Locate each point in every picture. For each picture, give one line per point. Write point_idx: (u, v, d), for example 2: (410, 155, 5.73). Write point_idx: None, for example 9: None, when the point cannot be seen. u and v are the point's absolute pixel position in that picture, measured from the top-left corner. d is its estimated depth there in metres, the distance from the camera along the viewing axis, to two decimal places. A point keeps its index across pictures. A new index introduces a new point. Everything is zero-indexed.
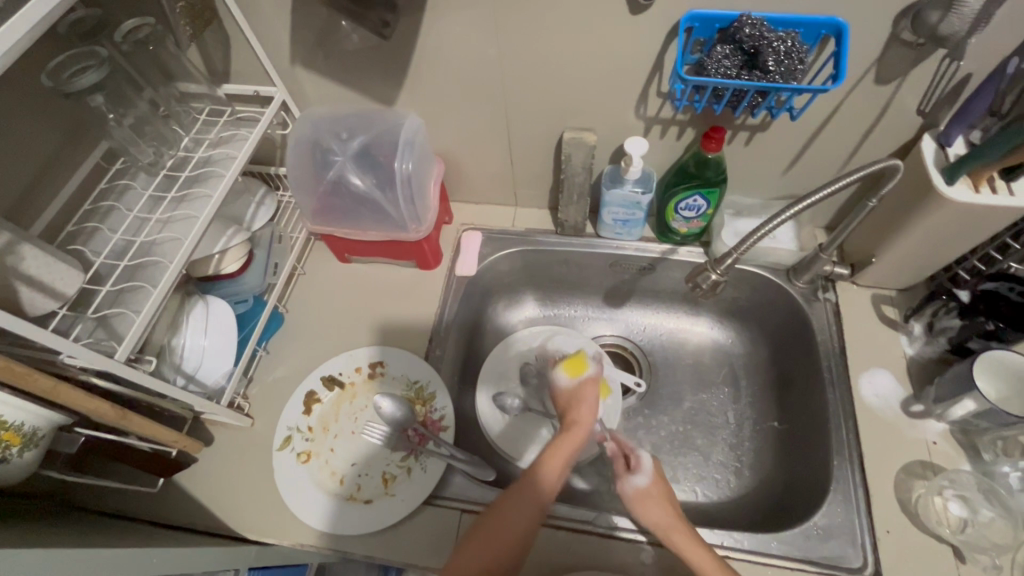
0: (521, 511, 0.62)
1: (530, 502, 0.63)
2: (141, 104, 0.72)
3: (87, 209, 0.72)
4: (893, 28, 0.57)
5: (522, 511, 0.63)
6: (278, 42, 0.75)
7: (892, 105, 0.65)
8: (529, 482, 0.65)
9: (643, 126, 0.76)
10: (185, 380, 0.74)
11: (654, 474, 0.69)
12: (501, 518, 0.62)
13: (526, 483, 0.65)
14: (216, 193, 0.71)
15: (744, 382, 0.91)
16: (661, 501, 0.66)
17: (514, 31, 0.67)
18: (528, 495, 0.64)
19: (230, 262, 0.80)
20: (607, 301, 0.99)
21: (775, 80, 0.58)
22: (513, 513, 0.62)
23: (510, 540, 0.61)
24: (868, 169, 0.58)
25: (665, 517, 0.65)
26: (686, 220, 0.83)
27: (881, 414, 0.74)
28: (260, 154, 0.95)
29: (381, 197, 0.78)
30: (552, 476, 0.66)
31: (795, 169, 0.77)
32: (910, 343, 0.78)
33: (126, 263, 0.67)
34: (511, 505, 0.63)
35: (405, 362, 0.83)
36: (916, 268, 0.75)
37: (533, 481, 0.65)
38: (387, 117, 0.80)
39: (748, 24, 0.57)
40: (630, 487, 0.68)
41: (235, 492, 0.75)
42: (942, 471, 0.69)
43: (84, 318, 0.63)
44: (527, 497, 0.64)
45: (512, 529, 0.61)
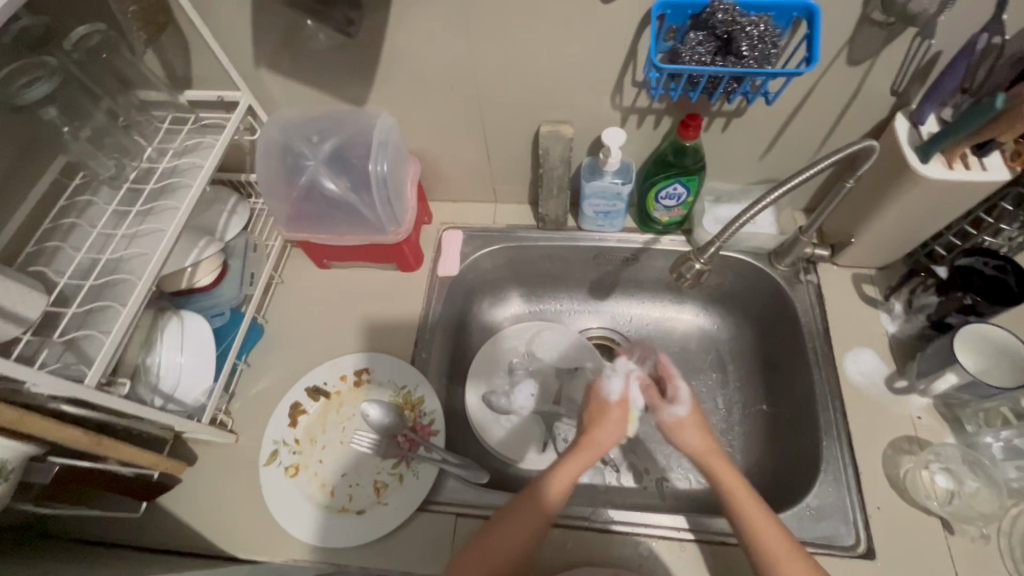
0: (532, 513, 0.63)
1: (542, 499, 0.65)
2: (99, 114, 0.69)
3: (47, 228, 0.69)
4: (863, 8, 0.57)
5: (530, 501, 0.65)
6: (240, 44, 0.72)
7: (866, 85, 0.65)
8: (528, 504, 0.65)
9: (620, 116, 0.75)
10: (163, 400, 0.72)
11: (692, 405, 0.75)
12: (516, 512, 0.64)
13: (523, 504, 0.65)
14: (183, 205, 0.69)
15: (731, 367, 0.92)
16: (688, 426, 0.73)
17: (485, 24, 0.66)
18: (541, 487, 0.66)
19: (203, 275, 0.77)
20: (591, 294, 0.99)
21: (750, 65, 0.57)
22: (526, 514, 0.63)
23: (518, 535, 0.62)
24: (844, 151, 0.59)
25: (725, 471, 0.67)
26: (667, 208, 0.82)
27: (866, 392, 0.75)
28: (230, 161, 0.92)
29: (357, 200, 0.76)
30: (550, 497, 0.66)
31: (773, 152, 0.77)
32: (891, 321, 0.79)
33: (92, 282, 0.64)
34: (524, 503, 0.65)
35: (390, 367, 0.82)
36: (893, 247, 0.76)
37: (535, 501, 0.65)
38: (358, 117, 0.77)
39: (721, 9, 0.56)
40: (670, 416, 0.74)
41: (223, 511, 0.73)
42: (928, 445, 0.70)
43: (50, 342, 0.60)
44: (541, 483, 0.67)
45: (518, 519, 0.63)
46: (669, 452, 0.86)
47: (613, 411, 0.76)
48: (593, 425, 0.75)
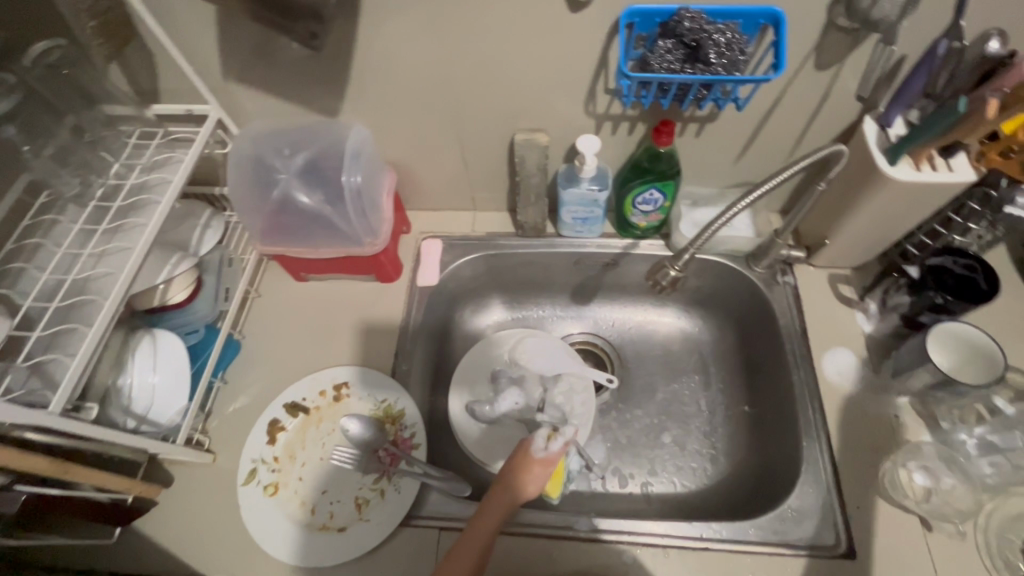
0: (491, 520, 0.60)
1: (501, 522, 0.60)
2: (61, 131, 0.68)
3: (11, 248, 0.66)
4: (828, 15, 0.58)
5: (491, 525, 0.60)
6: (206, 58, 0.71)
7: (835, 89, 0.66)
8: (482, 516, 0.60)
9: (594, 123, 0.75)
10: (137, 421, 0.70)
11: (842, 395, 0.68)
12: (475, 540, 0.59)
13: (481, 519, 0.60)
14: (153, 222, 0.67)
15: (713, 369, 0.92)
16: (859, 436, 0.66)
17: (455, 34, 0.65)
18: (506, 505, 0.60)
19: (177, 290, 0.76)
20: (573, 300, 0.99)
21: (718, 72, 0.57)
22: (485, 521, 0.60)
23: (477, 561, 0.58)
24: (814, 156, 0.59)
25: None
26: (644, 214, 0.83)
27: (844, 391, 0.75)
28: (202, 174, 0.90)
29: (331, 212, 0.75)
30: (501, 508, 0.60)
31: (746, 156, 0.78)
32: (867, 320, 0.79)
33: (58, 304, 0.63)
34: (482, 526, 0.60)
35: (369, 381, 0.81)
36: (867, 247, 0.77)
37: (486, 515, 0.60)
38: (331, 129, 0.77)
39: (688, 17, 0.56)
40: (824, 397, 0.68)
41: (200, 533, 0.71)
42: (905, 444, 0.71)
43: (15, 367, 0.59)
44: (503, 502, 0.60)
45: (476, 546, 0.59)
46: (653, 457, 0.87)
47: (533, 470, 0.61)
48: (507, 477, 0.61)
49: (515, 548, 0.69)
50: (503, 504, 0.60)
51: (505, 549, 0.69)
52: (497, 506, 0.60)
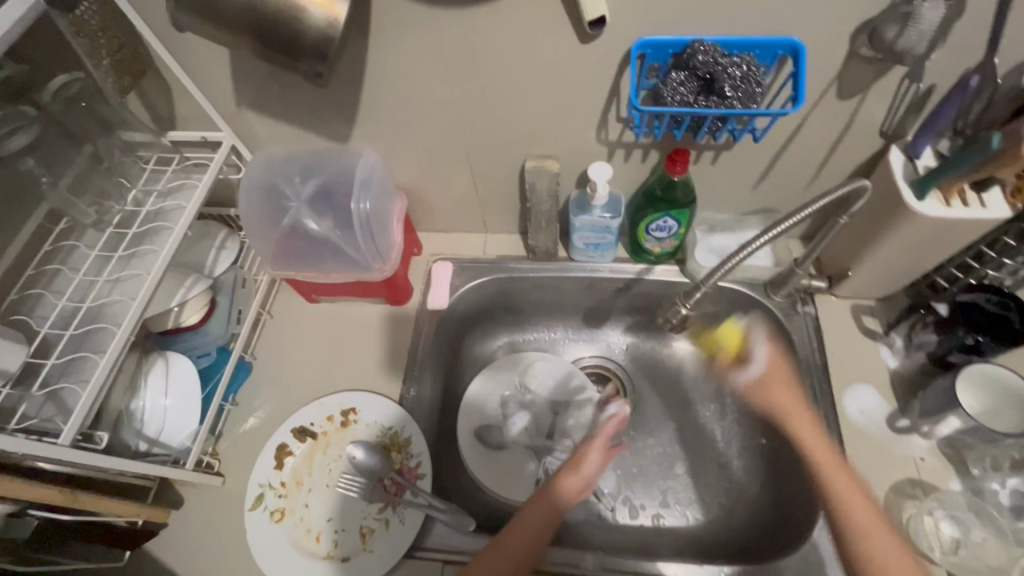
0: (527, 527, 0.65)
1: (557, 512, 0.68)
2: (79, 159, 0.69)
3: (31, 274, 0.68)
4: (851, 44, 0.55)
5: (551, 510, 0.67)
6: (220, 87, 0.72)
7: (858, 118, 0.63)
8: (519, 526, 0.65)
9: (606, 150, 0.73)
10: (148, 444, 0.71)
11: (769, 360, 0.76)
12: (534, 517, 0.66)
13: (516, 525, 0.65)
14: (166, 249, 0.68)
15: (729, 398, 0.90)
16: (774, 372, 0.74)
17: (466, 62, 0.64)
18: (537, 521, 0.66)
19: (190, 313, 0.77)
20: (586, 323, 0.97)
21: (734, 105, 0.55)
22: (522, 528, 0.65)
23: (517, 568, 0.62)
24: (834, 193, 0.57)
25: (790, 404, 0.71)
26: (658, 240, 0.81)
27: (866, 431, 0.72)
28: (218, 196, 0.92)
29: (340, 239, 0.75)
30: (534, 520, 0.66)
31: (765, 183, 0.75)
32: (893, 355, 0.76)
33: (72, 332, 0.64)
34: (537, 510, 0.67)
35: (377, 407, 0.81)
36: (892, 279, 0.74)
37: (520, 527, 0.65)
38: (341, 157, 0.77)
39: (701, 50, 0.55)
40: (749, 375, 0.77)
41: (207, 558, 0.72)
42: (932, 490, 0.67)
43: (31, 395, 0.60)
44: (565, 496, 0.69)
45: (531, 525, 0.65)
46: (665, 488, 0.85)
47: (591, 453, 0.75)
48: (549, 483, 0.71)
49: None
50: (535, 515, 0.66)
51: None
52: (530, 521, 0.66)
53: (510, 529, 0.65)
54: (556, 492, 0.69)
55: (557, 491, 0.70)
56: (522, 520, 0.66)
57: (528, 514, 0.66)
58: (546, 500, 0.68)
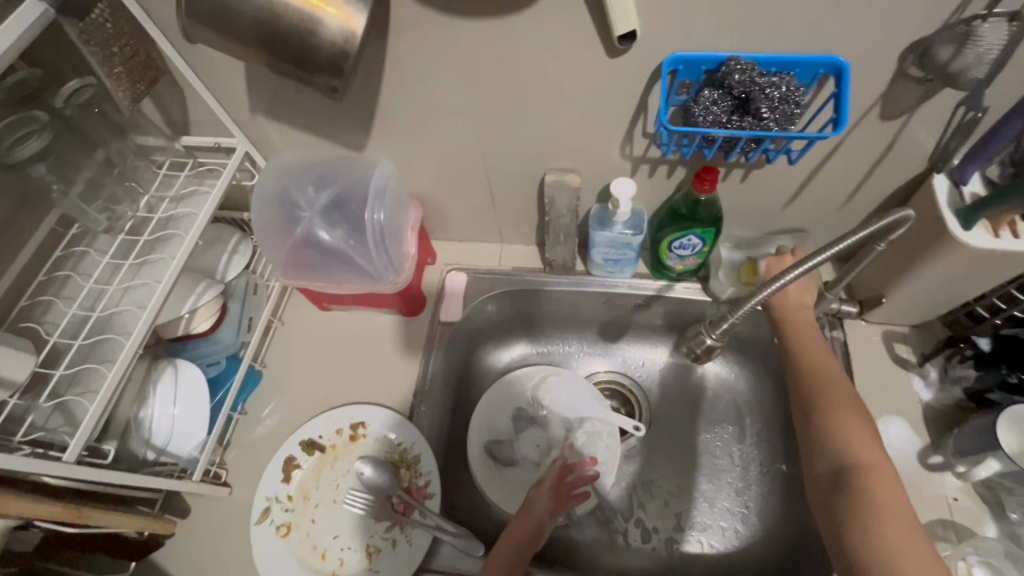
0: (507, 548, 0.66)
1: (525, 547, 0.66)
2: (91, 164, 0.68)
3: (42, 280, 0.68)
4: (899, 63, 0.52)
5: (522, 543, 0.67)
6: (234, 93, 0.70)
7: (901, 139, 0.60)
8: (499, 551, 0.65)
9: (630, 165, 0.71)
10: (156, 454, 0.71)
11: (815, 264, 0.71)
12: (506, 552, 0.65)
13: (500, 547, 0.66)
14: (176, 259, 0.67)
15: (749, 420, 0.87)
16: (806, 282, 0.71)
17: (487, 74, 0.62)
18: (513, 545, 0.66)
19: (200, 321, 0.76)
20: (601, 338, 0.94)
21: (769, 127, 0.52)
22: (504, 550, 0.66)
23: None
24: (877, 223, 0.53)
25: (801, 330, 0.69)
26: (681, 257, 0.78)
27: (897, 467, 0.68)
28: (232, 199, 0.91)
29: (353, 251, 0.73)
30: (509, 545, 0.66)
31: (797, 203, 0.72)
32: (926, 388, 0.72)
33: (81, 342, 0.63)
34: (508, 544, 0.66)
35: (386, 421, 0.79)
36: (929, 307, 0.70)
37: (501, 552, 0.65)
38: (357, 166, 0.75)
39: (738, 68, 0.51)
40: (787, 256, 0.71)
41: (212, 571, 0.71)
42: (966, 534, 0.64)
43: (38, 406, 0.60)
44: (529, 531, 0.68)
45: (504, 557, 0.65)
46: (678, 512, 0.82)
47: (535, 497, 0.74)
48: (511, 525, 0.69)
49: None
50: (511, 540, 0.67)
51: None
52: (508, 546, 0.66)
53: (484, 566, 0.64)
54: (522, 527, 0.68)
55: (522, 527, 0.68)
56: (501, 547, 0.66)
57: (501, 550, 0.65)
58: (515, 530, 0.68)
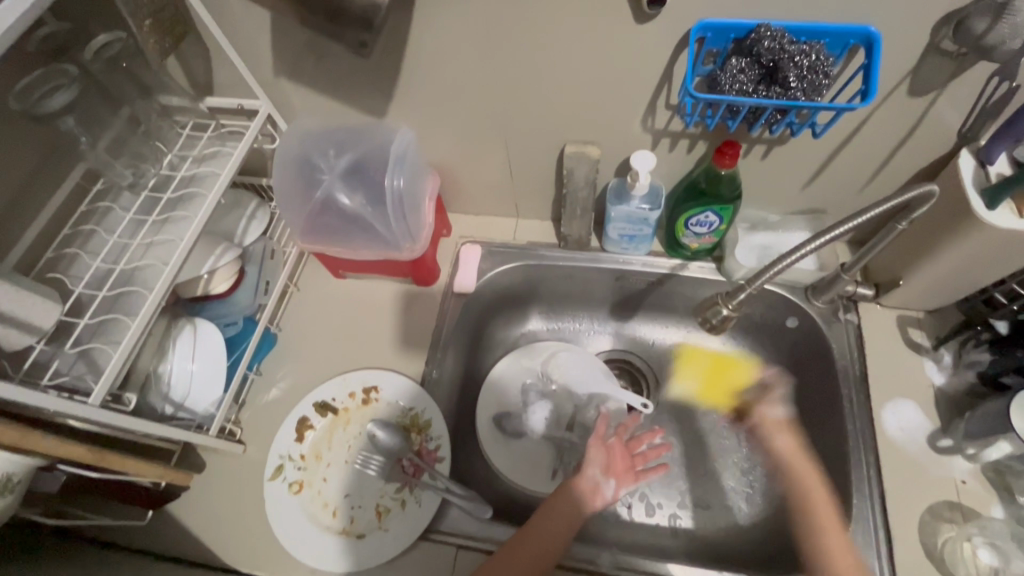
0: (548, 518, 0.67)
1: (572, 516, 0.69)
2: (116, 121, 0.69)
3: (67, 234, 0.69)
4: (932, 36, 0.51)
5: (565, 513, 0.68)
6: (259, 54, 0.70)
7: (928, 117, 0.59)
8: (541, 514, 0.68)
9: (651, 139, 0.70)
10: (173, 408, 0.72)
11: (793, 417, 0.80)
12: (551, 520, 0.67)
13: (546, 510, 0.68)
14: (198, 217, 0.68)
15: (757, 402, 0.88)
16: (778, 425, 0.79)
17: (513, 40, 0.62)
18: (560, 515, 0.68)
19: (219, 283, 0.77)
20: (612, 316, 0.95)
21: (796, 97, 0.52)
22: (545, 519, 0.67)
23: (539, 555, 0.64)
24: (899, 198, 0.53)
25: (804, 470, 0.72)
26: (697, 235, 0.78)
27: (905, 448, 0.69)
28: (251, 164, 0.91)
29: (372, 215, 0.74)
30: (555, 515, 0.68)
31: (817, 183, 0.72)
32: (938, 372, 0.73)
33: (105, 294, 0.64)
34: (553, 513, 0.68)
35: (399, 387, 0.80)
36: (946, 292, 0.70)
37: (543, 519, 0.67)
38: (378, 131, 0.75)
39: (768, 36, 0.51)
40: (773, 414, 0.81)
41: (226, 524, 0.73)
42: (972, 515, 0.64)
43: (63, 353, 0.61)
44: (579, 500, 0.71)
45: (549, 526, 0.67)
46: (684, 489, 0.83)
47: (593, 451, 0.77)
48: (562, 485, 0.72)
49: None
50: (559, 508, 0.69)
51: None
52: (552, 514, 0.68)
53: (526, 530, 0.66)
54: (572, 495, 0.71)
55: (569, 493, 0.71)
56: (542, 514, 0.68)
57: (546, 518, 0.67)
58: (563, 496, 0.70)
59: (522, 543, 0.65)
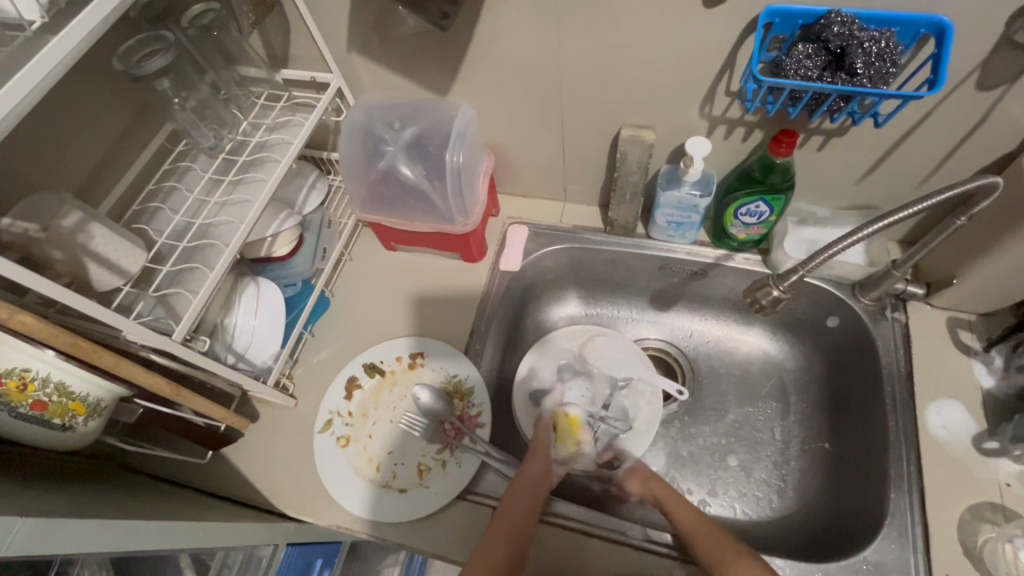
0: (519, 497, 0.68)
1: (539, 483, 0.71)
2: (203, 87, 0.73)
3: (151, 189, 0.75)
4: (1006, 28, 0.52)
5: (530, 489, 0.69)
6: (335, 28, 0.74)
7: (995, 112, 0.59)
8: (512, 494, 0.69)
9: (707, 126, 0.72)
10: (235, 358, 0.76)
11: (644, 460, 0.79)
12: (525, 482, 0.70)
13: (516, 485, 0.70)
14: (271, 178, 0.71)
15: (794, 399, 0.87)
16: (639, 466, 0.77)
17: (579, 23, 0.64)
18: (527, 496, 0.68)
19: (281, 245, 0.81)
20: (651, 304, 0.96)
21: (862, 84, 0.53)
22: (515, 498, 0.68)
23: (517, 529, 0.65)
24: (961, 187, 0.53)
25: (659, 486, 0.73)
26: (745, 225, 0.78)
27: (947, 448, 0.69)
28: (314, 137, 0.96)
29: (429, 187, 0.77)
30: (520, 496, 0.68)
31: (873, 177, 0.72)
32: (987, 374, 0.72)
33: (185, 244, 0.68)
34: (526, 478, 0.71)
35: (443, 355, 0.84)
36: (1002, 295, 0.69)
37: (514, 498, 0.68)
38: (440, 107, 0.78)
39: (838, 21, 0.52)
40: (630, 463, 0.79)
41: (277, 471, 0.78)
42: (1015, 517, 0.64)
43: (145, 296, 0.64)
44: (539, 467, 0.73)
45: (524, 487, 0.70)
46: (715, 477, 0.83)
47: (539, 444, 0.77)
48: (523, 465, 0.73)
49: (575, 546, 0.69)
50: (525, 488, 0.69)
51: (555, 544, 0.70)
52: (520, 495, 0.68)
53: (509, 495, 0.69)
54: (531, 464, 0.73)
55: (532, 465, 0.73)
56: (514, 493, 0.68)
57: (522, 480, 0.70)
58: (524, 475, 0.71)
59: (506, 508, 0.67)
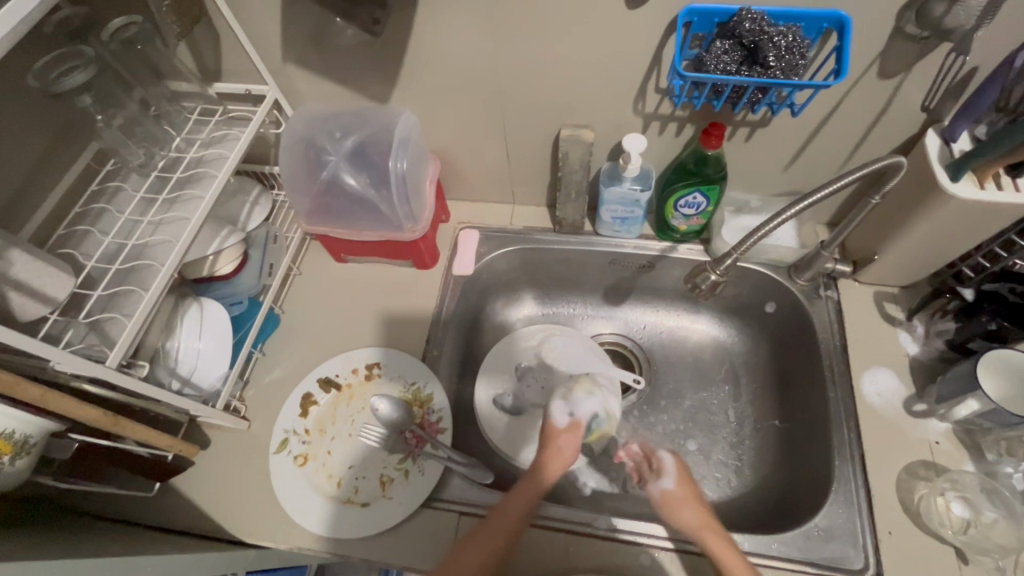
0: (481, 539, 0.63)
1: (509, 523, 0.65)
2: (131, 104, 0.71)
3: (77, 212, 0.71)
4: (896, 22, 0.56)
5: (496, 531, 0.64)
6: (268, 40, 0.73)
7: (896, 99, 0.65)
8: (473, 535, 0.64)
9: (642, 122, 0.75)
10: (180, 384, 0.72)
11: (678, 477, 0.73)
12: (500, 519, 0.65)
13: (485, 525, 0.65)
14: (207, 194, 0.69)
15: (744, 380, 0.91)
16: (681, 501, 0.70)
17: (512, 28, 0.66)
18: (494, 534, 0.64)
19: (224, 263, 0.79)
20: (605, 300, 0.98)
21: (775, 76, 0.57)
22: (475, 541, 0.63)
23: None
24: (872, 165, 0.58)
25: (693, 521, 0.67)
26: (686, 217, 0.82)
27: (882, 413, 0.74)
28: (254, 152, 0.93)
29: (375, 196, 0.77)
30: (485, 537, 0.63)
31: (797, 165, 0.76)
32: (913, 341, 0.77)
33: (118, 267, 0.65)
34: (512, 504, 0.67)
35: (401, 363, 0.83)
36: (917, 267, 0.75)
37: (473, 541, 0.63)
38: (381, 114, 0.78)
39: (749, 18, 0.56)
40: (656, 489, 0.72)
41: (231, 496, 0.75)
42: (945, 471, 0.69)
43: (76, 323, 0.61)
44: (521, 511, 0.66)
45: (493, 545, 0.63)
46: None
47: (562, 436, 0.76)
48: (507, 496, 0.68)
49: (540, 542, 0.70)
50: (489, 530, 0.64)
51: (529, 544, 0.70)
52: (485, 535, 0.64)
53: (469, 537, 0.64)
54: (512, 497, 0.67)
55: (513, 499, 0.67)
56: (476, 535, 0.64)
57: (491, 520, 0.65)
58: (507, 507, 0.66)
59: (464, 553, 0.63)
